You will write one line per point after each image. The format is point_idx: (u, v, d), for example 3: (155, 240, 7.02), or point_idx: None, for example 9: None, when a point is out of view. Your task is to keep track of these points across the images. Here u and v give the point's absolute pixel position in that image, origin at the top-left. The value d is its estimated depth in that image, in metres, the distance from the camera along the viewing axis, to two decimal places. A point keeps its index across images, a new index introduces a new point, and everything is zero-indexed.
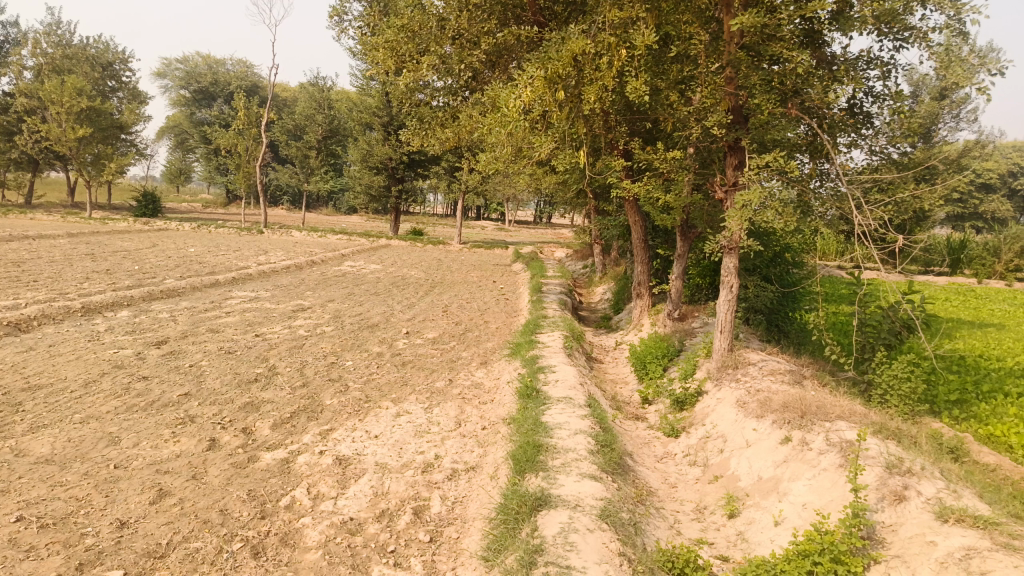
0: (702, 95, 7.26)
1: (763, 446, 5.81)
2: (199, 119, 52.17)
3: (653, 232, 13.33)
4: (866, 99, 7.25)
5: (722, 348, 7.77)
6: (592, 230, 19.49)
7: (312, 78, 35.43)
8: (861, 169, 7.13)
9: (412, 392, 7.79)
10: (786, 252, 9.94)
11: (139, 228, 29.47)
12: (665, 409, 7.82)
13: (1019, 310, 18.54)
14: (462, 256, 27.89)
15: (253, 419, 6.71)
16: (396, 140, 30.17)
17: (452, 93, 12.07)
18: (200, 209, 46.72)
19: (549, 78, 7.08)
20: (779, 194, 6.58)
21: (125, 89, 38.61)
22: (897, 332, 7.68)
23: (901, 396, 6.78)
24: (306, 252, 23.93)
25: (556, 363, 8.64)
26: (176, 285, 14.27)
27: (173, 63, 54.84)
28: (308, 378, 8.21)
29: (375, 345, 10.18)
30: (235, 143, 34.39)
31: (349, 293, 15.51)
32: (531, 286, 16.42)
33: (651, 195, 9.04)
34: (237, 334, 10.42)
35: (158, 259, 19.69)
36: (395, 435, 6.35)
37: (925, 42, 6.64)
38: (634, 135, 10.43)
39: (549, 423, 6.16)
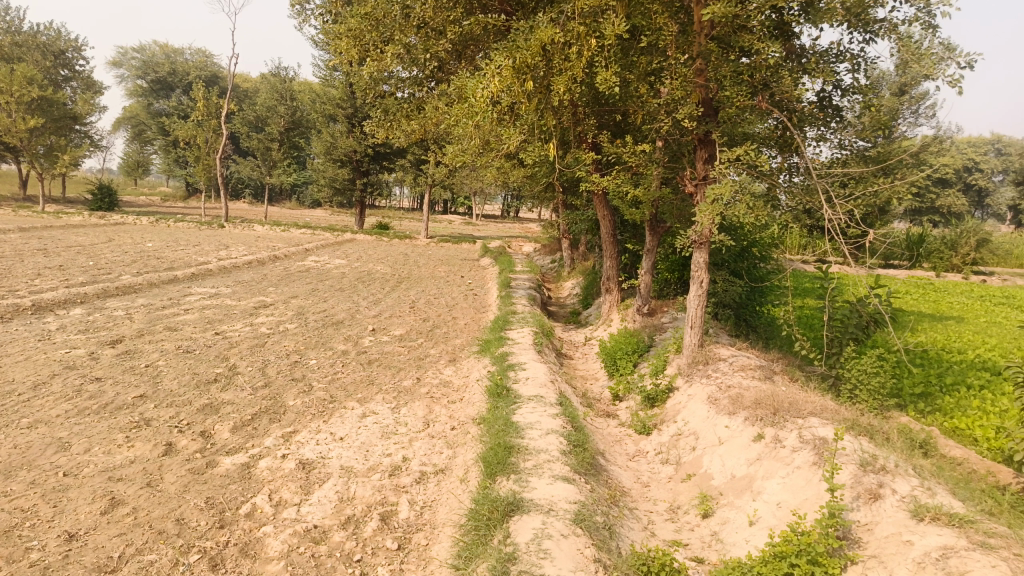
0: (672, 88, 7.18)
1: (736, 443, 5.76)
2: (158, 110, 50.91)
3: (621, 227, 13.27)
4: (835, 92, 7.23)
5: (692, 343, 7.72)
6: (560, 224, 19.42)
7: (275, 69, 34.73)
8: (830, 163, 7.11)
9: (379, 391, 7.60)
10: (754, 247, 9.94)
11: (95, 222, 28.62)
12: (636, 406, 7.74)
13: (975, 302, 18.97)
14: (429, 250, 27.61)
15: (212, 422, 6.45)
16: (361, 132, 29.74)
17: (418, 84, 11.84)
18: (158, 202, 45.58)
19: (518, 67, 6.93)
20: (751, 188, 6.52)
21: (80, 79, 37.42)
22: (865, 327, 7.70)
23: (870, 391, 6.78)
24: (269, 247, 23.44)
25: (526, 360, 8.51)
26: (132, 282, 13.81)
27: (130, 52, 53.35)
28: (271, 377, 7.97)
29: (340, 342, 9.94)
30: (195, 134, 33.56)
31: (313, 289, 15.20)
32: (499, 281, 16.28)
33: (620, 189, 8.96)
34: (196, 332, 10.08)
35: (114, 254, 19.09)
36: (361, 437, 6.17)
37: (894, 35, 6.64)
38: (603, 128, 10.33)
39: (520, 423, 6.02)
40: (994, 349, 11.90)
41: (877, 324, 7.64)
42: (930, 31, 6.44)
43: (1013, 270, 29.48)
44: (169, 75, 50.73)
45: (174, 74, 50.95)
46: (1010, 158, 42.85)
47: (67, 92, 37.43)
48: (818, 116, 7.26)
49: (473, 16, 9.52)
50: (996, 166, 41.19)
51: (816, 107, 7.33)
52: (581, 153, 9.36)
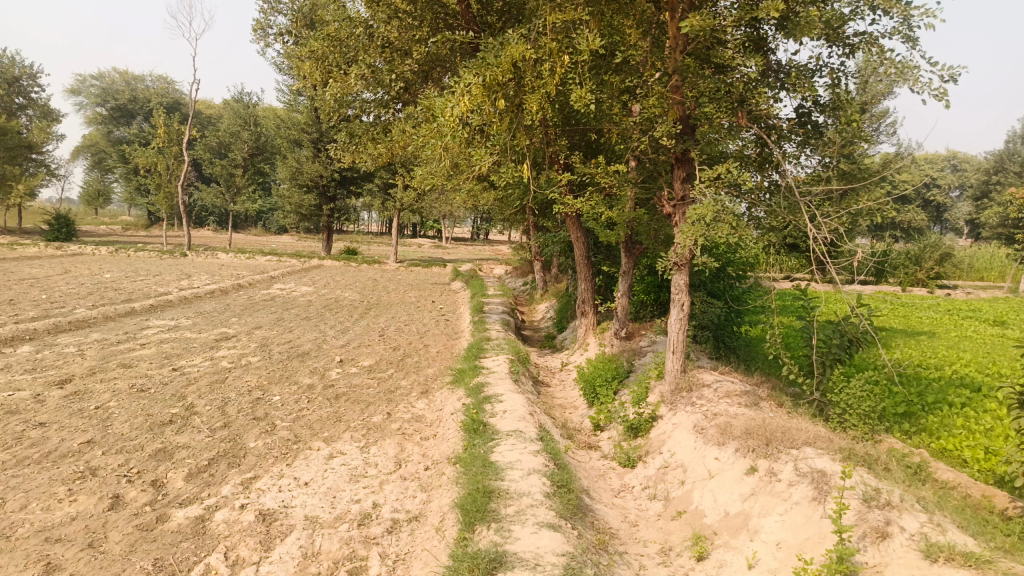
0: (647, 106, 6.95)
1: (728, 476, 5.44)
2: (118, 138, 49.91)
3: (594, 248, 13.00)
4: (816, 108, 6.99)
5: (675, 369, 7.42)
6: (531, 246, 19.17)
7: (237, 95, 34.20)
8: (811, 180, 6.85)
9: (347, 429, 7.16)
10: (730, 267, 9.74)
11: (51, 253, 27.68)
12: (618, 436, 7.41)
13: (944, 317, 19.09)
14: (399, 275, 27.19)
15: (165, 470, 5.96)
16: (327, 157, 29.31)
17: (384, 107, 11.48)
18: (119, 231, 44.49)
19: (487, 84, 6.58)
20: (734, 208, 6.26)
21: (35, 107, 36.43)
22: (849, 347, 7.47)
23: (861, 415, 6.53)
24: (233, 275, 22.80)
25: (502, 391, 8.13)
26: (86, 316, 13.16)
27: (88, 79, 52.31)
28: (231, 417, 7.48)
29: (306, 376, 9.45)
30: (155, 162, 32.83)
31: (278, 318, 14.67)
32: (471, 306, 15.92)
33: (594, 211, 8.72)
34: (152, 369, 9.52)
35: (68, 287, 18.34)
36: (327, 482, 5.73)
37: (875, 48, 6.45)
38: (575, 148, 10.07)
39: (499, 462, 5.63)
40: (970, 365, 11.80)
41: (861, 343, 7.42)
42: (911, 43, 6.24)
43: (976, 284, 29.94)
44: (130, 102, 50.06)
45: (135, 101, 50.40)
46: (965, 174, 43.90)
47: (23, 121, 36.45)
48: (799, 133, 7.01)
49: (438, 33, 9.16)
50: (952, 181, 42.16)
51: (796, 124, 7.08)
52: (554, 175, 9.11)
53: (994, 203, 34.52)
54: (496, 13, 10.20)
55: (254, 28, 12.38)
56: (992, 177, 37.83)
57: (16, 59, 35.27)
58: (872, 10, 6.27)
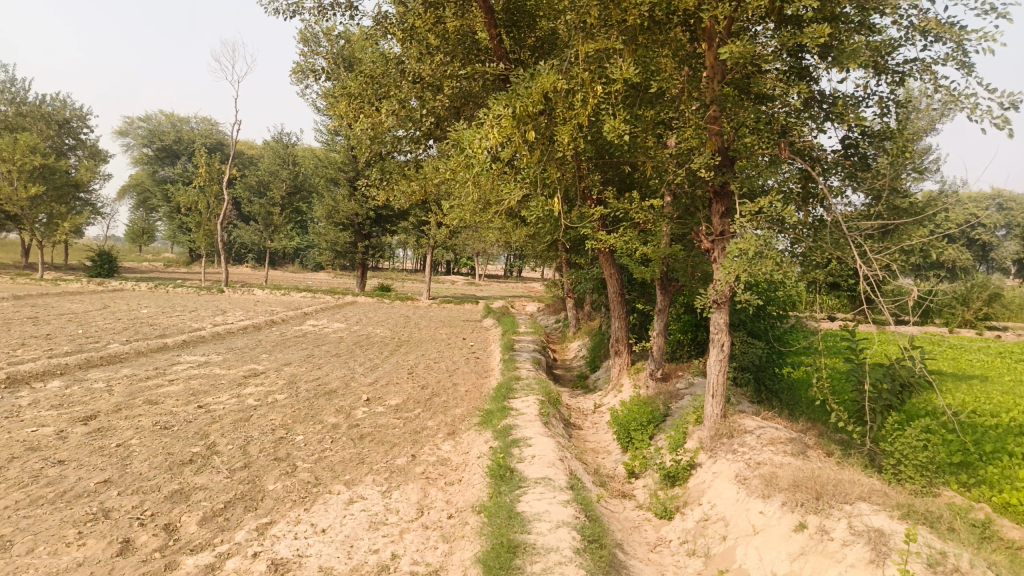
0: (684, 137, 6.71)
1: (774, 533, 5.04)
2: (162, 178, 51.29)
3: (628, 285, 12.67)
4: (863, 140, 6.63)
5: (715, 414, 7.02)
6: (564, 284, 18.89)
7: (276, 135, 34.88)
8: (859, 214, 6.45)
9: (369, 471, 6.88)
10: (770, 306, 9.34)
11: (93, 289, 28.23)
12: (654, 484, 7.00)
13: (996, 359, 18.22)
14: (431, 313, 27.06)
15: (179, 513, 5.73)
16: (362, 195, 29.56)
17: (415, 144, 11.42)
18: (160, 267, 45.36)
19: (518, 115, 6.28)
20: (778, 243, 5.94)
21: (84, 148, 37.62)
22: (901, 391, 6.98)
23: (917, 466, 6.04)
24: (267, 311, 22.89)
25: (531, 434, 7.79)
26: (118, 351, 13.18)
27: (136, 121, 54.06)
28: (252, 458, 7.26)
29: (331, 415, 9.22)
30: (196, 200, 33.51)
31: (308, 355, 14.54)
32: (502, 344, 15.63)
33: (628, 246, 8.48)
34: (177, 406, 9.39)
35: (106, 322, 18.54)
36: (345, 530, 5.44)
37: (927, 76, 6.10)
38: (608, 183, 9.85)
39: (525, 513, 5.28)
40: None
41: (914, 388, 6.95)
42: (966, 70, 5.90)
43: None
44: (174, 142, 51.55)
45: (180, 142, 51.94)
46: (1012, 213, 42.60)
47: (72, 160, 37.64)
48: (845, 165, 6.66)
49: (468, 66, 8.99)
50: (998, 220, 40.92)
51: (841, 156, 6.73)
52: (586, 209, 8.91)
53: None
54: (528, 48, 10.13)
55: (291, 69, 12.47)
56: None
57: (68, 102, 36.55)
58: (923, 35, 5.97)
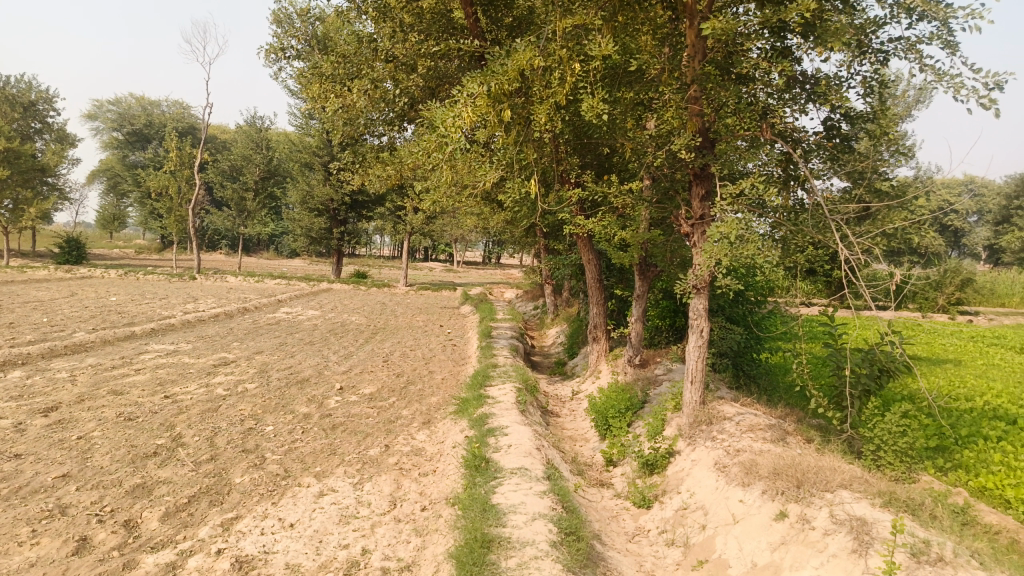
0: (664, 117, 6.53)
1: (754, 522, 4.94)
2: (133, 163, 50.24)
3: (606, 271, 12.54)
4: (845, 122, 6.47)
5: (693, 401, 6.92)
6: (542, 269, 18.74)
7: (249, 119, 34.20)
8: (840, 198, 6.33)
9: (341, 463, 6.69)
10: (748, 291, 9.25)
11: (60, 276, 27.59)
12: (632, 472, 6.89)
13: (968, 344, 18.40)
14: (408, 299, 26.81)
15: (140, 509, 5.49)
16: (338, 180, 29.12)
17: (390, 126, 11.13)
18: (131, 254, 44.53)
19: (493, 94, 5.98)
20: (759, 227, 5.81)
21: (51, 131, 36.66)
22: (880, 377, 6.91)
23: (897, 452, 5.98)
24: (240, 299, 22.50)
25: (507, 422, 7.63)
26: (83, 340, 12.81)
27: (105, 104, 52.80)
28: (219, 449, 7.03)
29: (302, 404, 8.99)
30: (167, 185, 32.82)
31: (281, 343, 14.26)
32: (479, 330, 15.46)
33: (606, 231, 8.33)
34: (143, 396, 9.10)
35: (73, 310, 18.08)
36: (314, 524, 5.26)
37: (911, 55, 5.96)
38: (586, 166, 9.66)
39: (500, 505, 5.12)
40: (1002, 396, 11.14)
41: (893, 373, 6.90)
42: (952, 49, 5.77)
43: (997, 310, 29.12)
44: (145, 127, 50.54)
45: (150, 127, 50.92)
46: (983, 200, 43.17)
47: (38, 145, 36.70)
48: (827, 148, 6.52)
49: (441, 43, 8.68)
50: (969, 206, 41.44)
51: (823, 139, 6.58)
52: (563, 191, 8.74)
53: (1014, 229, 33.77)
54: (504, 28, 9.85)
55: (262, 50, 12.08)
56: (1013, 202, 37.00)
57: (33, 84, 35.51)
58: (908, 13, 5.83)
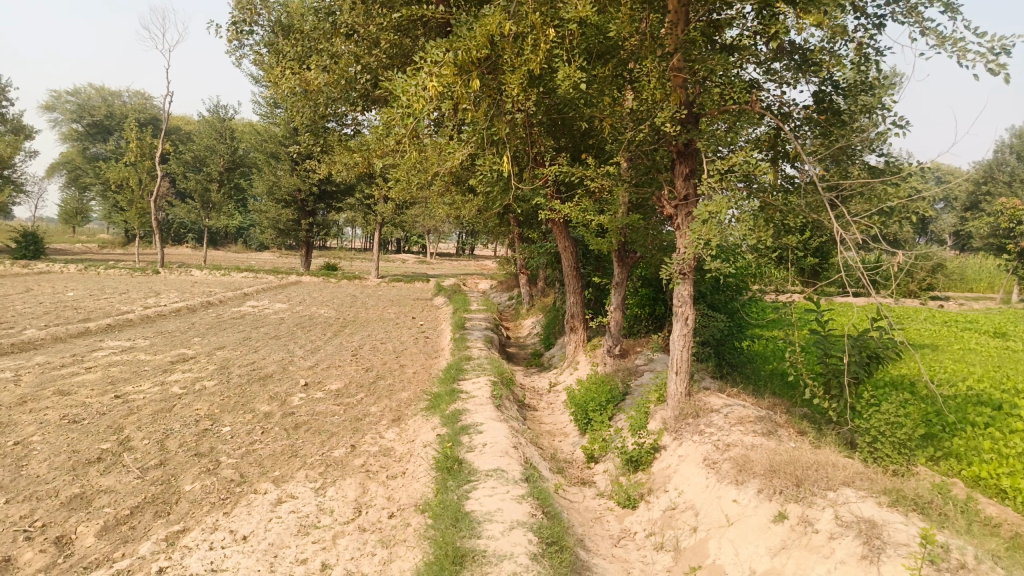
0: (645, 89, 6.10)
1: (750, 524, 4.58)
2: (94, 155, 48.92)
3: (582, 258, 12.15)
4: (837, 94, 6.12)
5: (679, 393, 6.54)
6: (516, 259, 18.33)
7: (213, 108, 33.25)
8: (835, 175, 5.95)
9: (303, 466, 6.19)
10: (730, 277, 8.92)
11: (16, 271, 26.55)
12: (615, 469, 6.50)
13: (943, 328, 18.33)
14: (380, 291, 26.26)
15: (75, 522, 4.93)
16: (305, 170, 28.39)
17: (354, 108, 10.56)
18: (94, 249, 43.28)
19: (461, 62, 5.45)
20: (750, 204, 5.41)
21: (6, 123, 35.35)
22: (871, 364, 6.58)
23: (894, 444, 5.64)
24: (205, 292, 21.77)
25: (481, 419, 7.16)
26: (31, 337, 12.06)
27: (63, 94, 51.11)
28: (170, 454, 6.48)
29: (264, 403, 8.45)
30: (128, 177, 31.82)
31: (245, 338, 13.65)
32: (452, 322, 15.00)
33: (583, 215, 7.97)
34: (91, 397, 8.48)
35: (26, 306, 17.26)
36: (269, 536, 4.77)
37: (911, 18, 5.58)
38: (562, 146, 9.23)
39: (474, 513, 4.66)
40: (984, 381, 10.90)
41: (883, 360, 6.57)
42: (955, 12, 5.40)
43: (967, 295, 29.31)
44: (106, 118, 49.27)
45: (111, 118, 49.50)
46: None
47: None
48: (819, 121, 6.17)
49: (402, 9, 8.12)
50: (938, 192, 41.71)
51: (814, 112, 6.23)
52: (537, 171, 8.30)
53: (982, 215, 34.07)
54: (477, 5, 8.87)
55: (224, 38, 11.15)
56: (980, 187, 37.36)
57: None
58: None
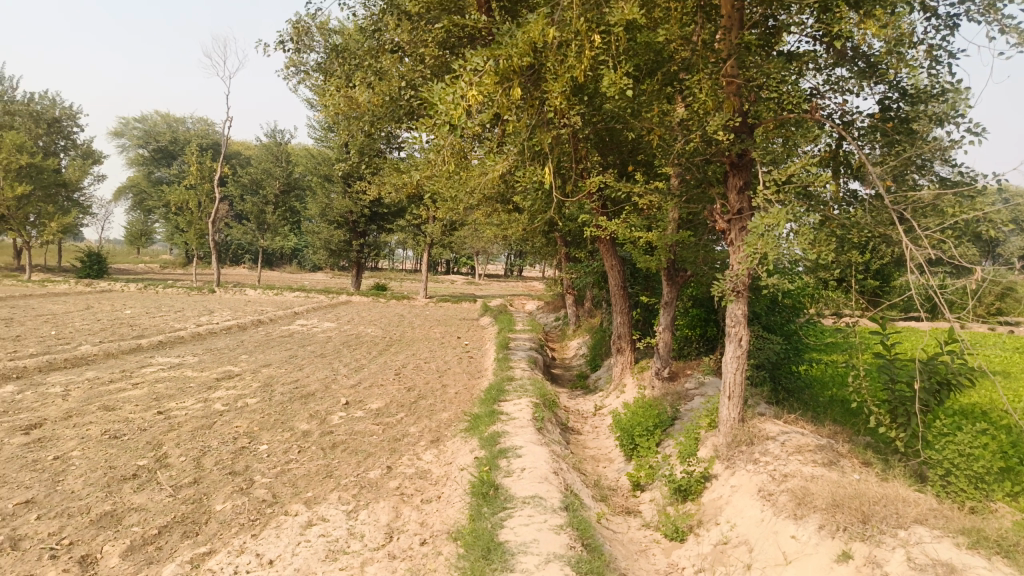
0: (697, 98, 5.82)
1: (810, 563, 4.18)
2: (158, 179, 50.71)
3: (630, 278, 11.82)
4: (903, 101, 5.75)
5: (732, 418, 6.17)
6: (563, 279, 18.07)
7: (270, 132, 34.07)
8: (902, 187, 5.56)
9: (337, 487, 6.00)
10: (786, 297, 8.49)
11: (80, 290, 27.46)
12: (662, 499, 6.13)
13: (1015, 355, 17.30)
14: (428, 311, 26.27)
15: (102, 541, 4.82)
16: (356, 192, 28.73)
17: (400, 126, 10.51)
18: (155, 269, 44.63)
19: (500, 69, 5.26)
20: (810, 216, 5.04)
21: (76, 148, 36.89)
22: (942, 391, 6.07)
23: (971, 479, 5.13)
24: (256, 311, 22.08)
25: (521, 442, 6.88)
26: (84, 353, 12.28)
27: (131, 121, 53.16)
28: (205, 472, 6.38)
29: (303, 421, 8.33)
30: (187, 199, 32.73)
31: (291, 356, 13.67)
32: (498, 342, 14.78)
33: (630, 232, 7.70)
34: (134, 412, 8.50)
35: (84, 323, 17.72)
36: (296, 561, 4.57)
37: (988, 17, 5.17)
38: (610, 161, 9.01)
39: (508, 544, 4.38)
40: None
41: (955, 387, 6.06)
42: None
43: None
44: (170, 143, 51.12)
45: (175, 143, 51.31)
46: None
47: (64, 161, 36.90)
48: (883, 129, 5.80)
49: (442, 18, 8.04)
50: None
51: (879, 121, 5.87)
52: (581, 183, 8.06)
53: None
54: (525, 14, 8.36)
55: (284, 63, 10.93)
56: None
57: (56, 100, 35.70)
58: None
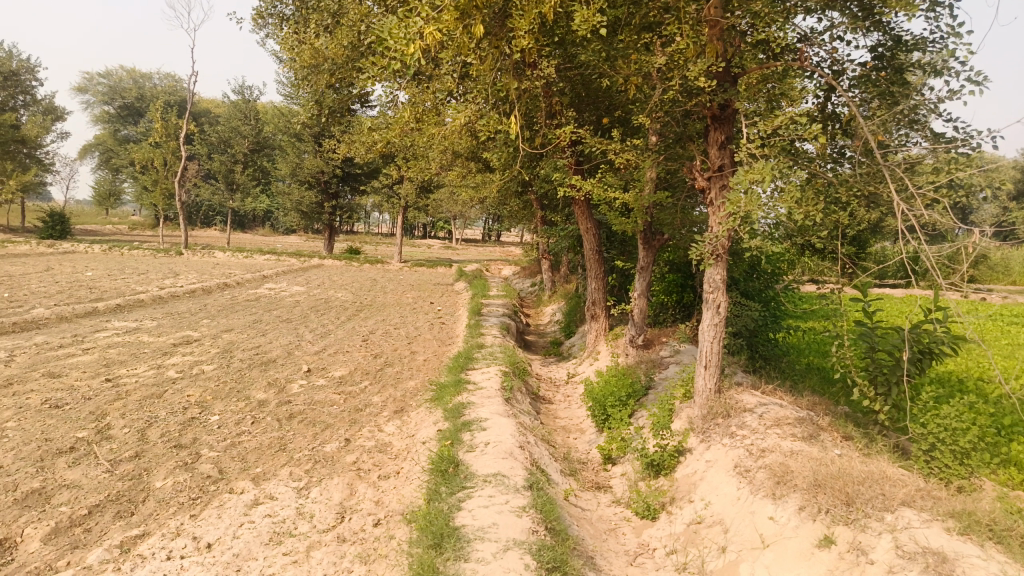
0: (676, 41, 5.40)
1: (790, 547, 3.91)
2: (124, 136, 49.10)
3: (606, 242, 11.47)
4: (897, 49, 5.37)
5: (708, 389, 5.87)
6: (539, 244, 17.68)
7: (239, 89, 32.91)
8: (894, 143, 5.21)
9: (289, 462, 5.64)
10: (765, 263, 8.18)
11: (41, 251, 26.53)
12: (633, 473, 5.85)
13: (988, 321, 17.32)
14: (403, 276, 25.77)
15: (24, 523, 4.40)
16: (328, 151, 27.89)
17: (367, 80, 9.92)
18: (123, 230, 43.39)
19: (462, 6, 4.78)
20: (795, 173, 4.69)
21: (37, 104, 35.43)
22: (926, 362, 5.82)
23: (956, 455, 4.90)
24: (223, 274, 21.44)
25: (487, 413, 6.54)
26: (34, 317, 11.67)
27: (95, 76, 51.23)
28: (149, 445, 5.97)
29: (260, 390, 7.91)
30: (153, 157, 31.62)
31: (255, 321, 13.18)
32: (470, 308, 14.42)
33: (605, 193, 7.30)
34: (80, 380, 8.01)
35: (41, 285, 17.01)
36: (237, 545, 4.21)
37: None
38: (586, 117, 8.56)
39: (465, 529, 4.05)
40: None
41: (939, 358, 5.80)
42: None
43: (1010, 287, 27.98)
44: (136, 100, 49.40)
45: (142, 100, 49.59)
46: None
47: (24, 116, 35.44)
48: (875, 79, 5.43)
49: None
50: None
51: (871, 70, 5.49)
52: (552, 135, 7.61)
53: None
54: None
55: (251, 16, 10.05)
56: None
57: (14, 52, 34.11)
58: None
